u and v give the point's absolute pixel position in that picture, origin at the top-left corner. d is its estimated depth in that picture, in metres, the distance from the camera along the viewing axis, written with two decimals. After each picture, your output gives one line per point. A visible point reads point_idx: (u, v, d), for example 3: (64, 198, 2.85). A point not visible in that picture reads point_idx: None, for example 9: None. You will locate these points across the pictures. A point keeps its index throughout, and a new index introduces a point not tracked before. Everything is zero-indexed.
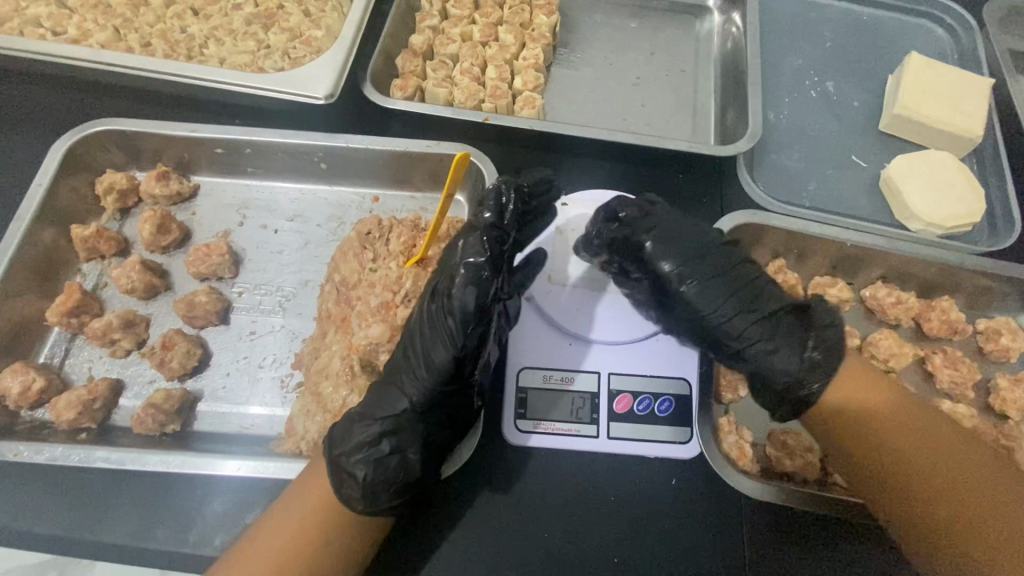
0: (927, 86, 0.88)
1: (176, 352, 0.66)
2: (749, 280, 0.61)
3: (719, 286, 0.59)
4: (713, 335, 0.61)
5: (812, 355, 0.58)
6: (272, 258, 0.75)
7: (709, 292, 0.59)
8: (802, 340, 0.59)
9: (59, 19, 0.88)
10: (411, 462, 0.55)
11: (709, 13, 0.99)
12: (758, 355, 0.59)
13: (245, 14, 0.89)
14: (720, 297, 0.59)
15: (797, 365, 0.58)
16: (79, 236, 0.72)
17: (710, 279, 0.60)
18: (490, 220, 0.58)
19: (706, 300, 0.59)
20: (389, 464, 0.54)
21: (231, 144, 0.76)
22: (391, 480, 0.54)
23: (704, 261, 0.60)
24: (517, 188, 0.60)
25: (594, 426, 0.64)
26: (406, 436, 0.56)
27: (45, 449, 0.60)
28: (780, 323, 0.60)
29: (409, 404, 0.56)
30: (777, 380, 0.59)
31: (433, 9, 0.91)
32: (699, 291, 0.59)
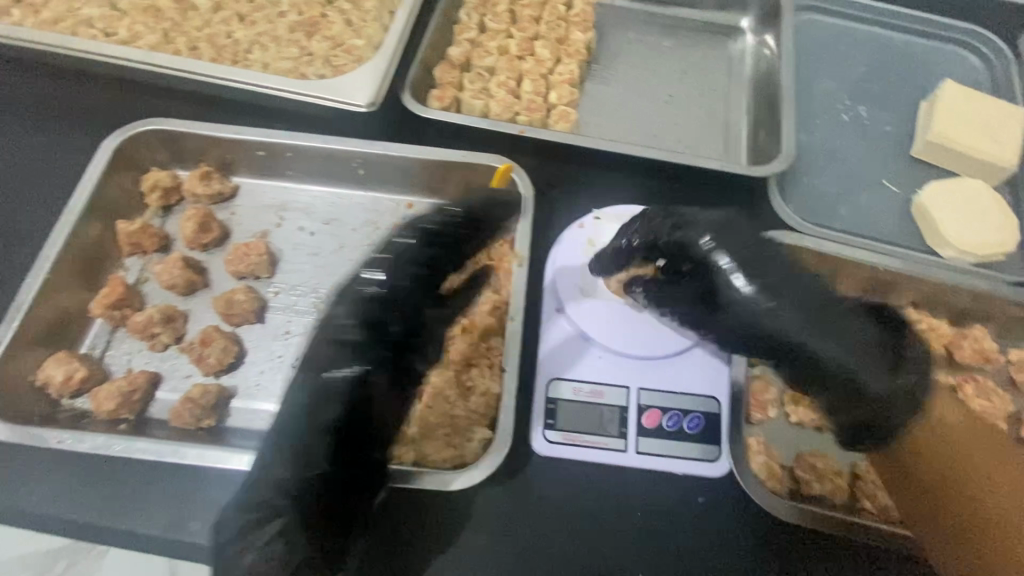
0: (960, 114, 0.88)
1: (213, 349, 0.68)
2: (818, 279, 0.59)
3: (774, 274, 0.58)
4: (779, 345, 0.58)
5: (903, 380, 0.57)
6: (308, 260, 0.77)
7: (762, 278, 0.58)
8: (892, 362, 0.58)
9: (111, 21, 0.91)
10: (275, 485, 0.56)
11: (742, 34, 1.00)
12: (843, 362, 0.57)
13: (290, 22, 0.92)
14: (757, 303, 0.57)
15: (887, 389, 0.56)
16: (125, 231, 0.74)
17: (776, 276, 0.58)
18: (412, 241, 0.70)
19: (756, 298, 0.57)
20: (282, 486, 0.56)
21: (273, 148, 0.78)
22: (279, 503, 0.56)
23: (762, 257, 0.59)
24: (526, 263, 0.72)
25: (622, 440, 0.64)
26: (315, 465, 0.56)
27: (88, 437, 0.62)
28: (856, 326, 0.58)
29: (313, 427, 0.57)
30: (864, 392, 0.56)
31: (472, 22, 0.93)
32: (760, 287, 0.57)
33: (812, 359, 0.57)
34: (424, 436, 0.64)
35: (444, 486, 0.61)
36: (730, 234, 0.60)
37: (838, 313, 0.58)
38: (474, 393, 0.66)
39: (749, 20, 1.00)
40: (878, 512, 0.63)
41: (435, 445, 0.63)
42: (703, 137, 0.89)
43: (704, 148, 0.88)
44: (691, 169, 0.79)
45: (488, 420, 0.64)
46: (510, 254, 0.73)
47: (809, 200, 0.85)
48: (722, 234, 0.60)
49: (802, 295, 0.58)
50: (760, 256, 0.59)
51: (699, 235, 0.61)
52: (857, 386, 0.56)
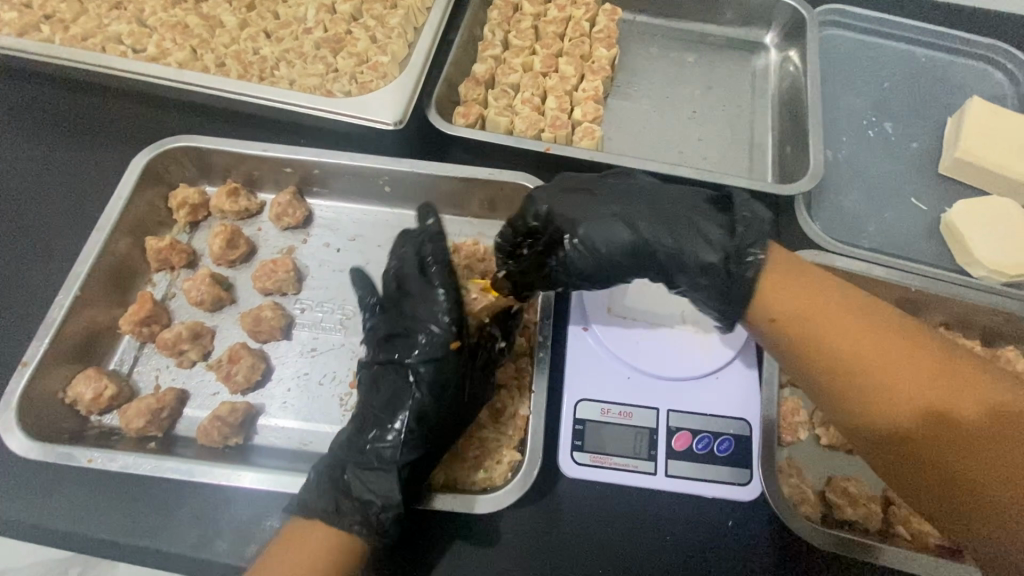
0: (988, 131, 0.87)
1: (241, 366, 0.68)
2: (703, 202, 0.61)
3: (675, 203, 0.60)
4: (728, 263, 0.56)
5: (743, 237, 0.57)
6: (334, 276, 0.77)
7: (681, 212, 0.60)
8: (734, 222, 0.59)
9: (140, 38, 0.91)
10: (393, 457, 0.59)
11: (765, 49, 1.00)
12: (744, 236, 0.57)
13: (316, 38, 0.92)
14: (618, 229, 0.59)
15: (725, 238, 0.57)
16: (153, 247, 0.74)
17: (665, 206, 0.60)
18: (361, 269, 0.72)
19: (696, 240, 0.57)
20: (382, 451, 0.59)
21: (300, 165, 0.79)
22: (386, 470, 0.58)
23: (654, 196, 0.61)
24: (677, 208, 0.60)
25: (652, 463, 0.64)
26: (426, 422, 0.60)
27: (117, 456, 0.61)
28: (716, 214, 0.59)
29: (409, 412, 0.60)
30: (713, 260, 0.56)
31: (496, 39, 0.93)
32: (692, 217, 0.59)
33: (733, 265, 0.55)
34: (457, 460, 0.64)
35: (467, 508, 0.60)
36: (614, 192, 0.61)
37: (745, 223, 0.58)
38: (506, 415, 0.66)
39: (773, 36, 0.99)
40: (913, 539, 0.62)
41: (467, 465, 0.64)
42: (728, 154, 0.89)
43: (729, 164, 0.88)
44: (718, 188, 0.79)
45: (516, 443, 0.65)
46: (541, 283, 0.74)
47: (836, 219, 0.85)
48: (565, 185, 0.63)
49: (706, 213, 0.59)
50: (637, 194, 0.61)
51: (654, 185, 0.63)
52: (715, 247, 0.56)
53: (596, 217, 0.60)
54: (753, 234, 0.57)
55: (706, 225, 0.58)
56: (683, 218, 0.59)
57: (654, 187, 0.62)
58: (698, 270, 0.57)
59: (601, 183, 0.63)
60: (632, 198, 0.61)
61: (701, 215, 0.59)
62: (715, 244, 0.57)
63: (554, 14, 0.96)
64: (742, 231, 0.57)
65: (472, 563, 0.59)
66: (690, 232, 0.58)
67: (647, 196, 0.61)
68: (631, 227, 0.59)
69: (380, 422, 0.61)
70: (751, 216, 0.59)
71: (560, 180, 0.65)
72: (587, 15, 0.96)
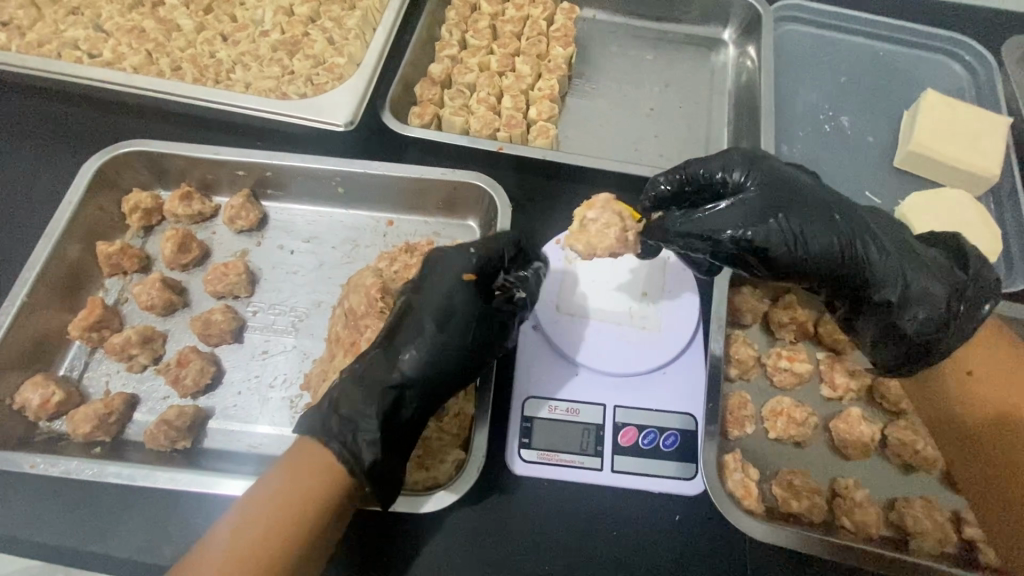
0: (942, 123, 0.88)
1: (190, 369, 0.68)
2: (921, 259, 0.59)
3: (881, 245, 0.58)
4: (922, 337, 0.56)
5: (956, 310, 0.56)
6: (287, 278, 0.77)
7: (895, 263, 0.58)
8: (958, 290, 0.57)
9: (95, 43, 0.91)
10: (385, 383, 0.58)
11: (724, 46, 1.00)
12: (958, 313, 0.56)
13: (272, 41, 0.92)
14: (828, 230, 0.57)
15: (942, 309, 0.56)
16: (104, 252, 0.74)
17: (880, 250, 0.58)
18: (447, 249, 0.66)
19: (914, 299, 0.57)
20: (395, 375, 0.58)
21: (253, 168, 0.79)
22: (388, 397, 0.57)
23: (858, 231, 0.58)
24: (886, 253, 0.58)
25: (598, 458, 0.64)
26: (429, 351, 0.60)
27: (60, 462, 0.62)
28: (939, 276, 0.58)
29: (416, 346, 0.60)
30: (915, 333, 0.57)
31: (453, 39, 0.93)
32: (904, 271, 0.57)
33: (930, 341, 0.56)
34: None
35: (416, 509, 0.60)
36: (814, 214, 0.58)
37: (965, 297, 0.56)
38: (449, 413, 0.67)
39: (731, 32, 1.00)
40: (856, 530, 0.63)
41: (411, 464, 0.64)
42: (685, 150, 0.89)
43: (685, 161, 0.88)
44: None
45: (461, 441, 0.66)
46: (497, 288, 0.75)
47: None
48: (778, 187, 0.59)
49: (917, 272, 0.58)
50: (839, 224, 0.58)
51: (862, 217, 0.60)
52: (921, 314, 0.56)
53: (814, 244, 0.57)
54: (973, 310, 0.56)
55: (917, 286, 0.57)
56: (896, 268, 0.57)
57: (869, 224, 0.59)
58: (903, 291, 0.57)
59: (817, 195, 0.60)
60: (845, 207, 0.60)
61: (912, 271, 0.58)
62: (920, 306, 0.56)
63: (512, 13, 0.96)
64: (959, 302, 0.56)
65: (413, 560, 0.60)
66: (914, 262, 0.58)
67: (857, 229, 0.58)
68: (843, 231, 0.58)
69: (396, 353, 0.60)
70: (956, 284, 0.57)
71: (775, 173, 0.61)
72: (545, 14, 0.96)
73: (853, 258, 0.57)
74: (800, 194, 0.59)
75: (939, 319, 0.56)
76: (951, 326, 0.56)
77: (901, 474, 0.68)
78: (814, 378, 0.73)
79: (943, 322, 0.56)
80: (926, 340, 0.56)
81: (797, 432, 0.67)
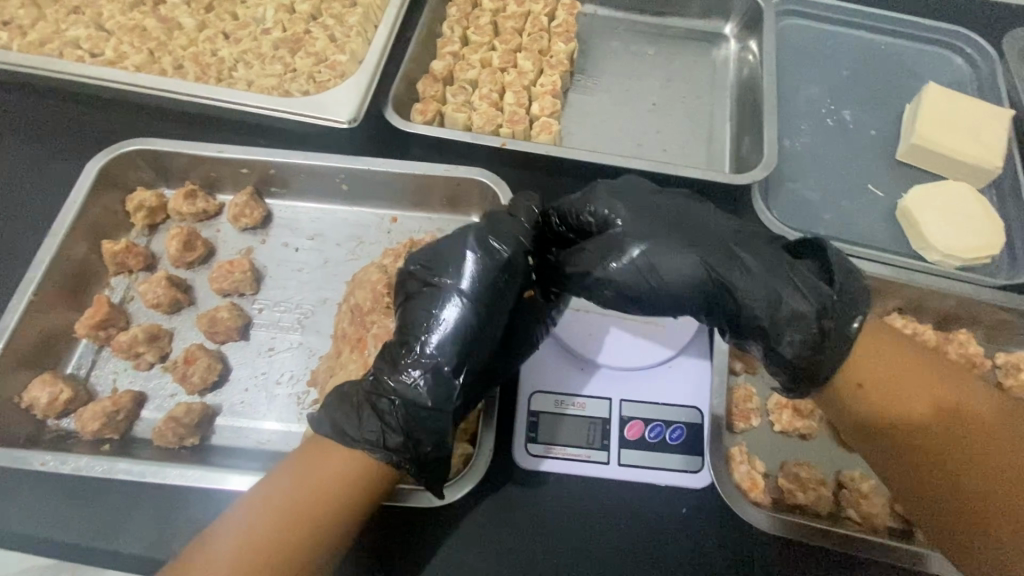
0: (944, 116, 0.88)
1: (197, 366, 0.68)
2: (787, 267, 0.59)
3: (743, 259, 0.59)
4: (812, 349, 0.56)
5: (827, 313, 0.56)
6: (292, 276, 0.77)
7: (760, 275, 0.58)
8: (824, 291, 0.57)
9: (97, 42, 0.91)
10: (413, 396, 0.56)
11: (726, 40, 1.00)
12: (831, 323, 0.56)
13: (274, 39, 0.92)
14: (682, 256, 0.59)
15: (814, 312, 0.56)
16: (109, 250, 0.75)
17: (747, 266, 0.59)
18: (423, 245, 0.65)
19: (790, 312, 0.57)
20: (447, 376, 0.57)
21: (256, 165, 0.79)
22: (441, 405, 0.56)
23: (729, 251, 0.59)
24: (757, 269, 0.59)
25: (605, 452, 0.65)
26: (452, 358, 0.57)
27: (70, 459, 0.61)
28: (808, 281, 0.58)
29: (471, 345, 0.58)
30: (798, 350, 0.57)
31: (455, 36, 0.93)
32: (770, 282, 0.58)
33: (820, 350, 0.56)
34: None
35: (430, 502, 0.61)
36: (670, 242, 0.59)
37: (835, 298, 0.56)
38: None
39: (732, 27, 1.00)
40: (863, 521, 0.63)
41: None
42: (687, 145, 0.89)
43: (687, 155, 0.89)
44: (674, 179, 0.78)
45: (468, 436, 0.65)
46: None
47: (793, 207, 0.85)
48: (635, 215, 0.61)
49: (787, 283, 0.58)
50: (697, 244, 0.60)
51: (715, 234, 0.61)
52: (801, 322, 0.57)
53: (679, 270, 0.59)
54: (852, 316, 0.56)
55: (794, 297, 0.57)
56: (760, 281, 0.58)
57: (734, 240, 0.61)
58: (772, 307, 0.57)
59: (640, 218, 0.61)
60: (710, 224, 0.62)
61: (767, 280, 0.58)
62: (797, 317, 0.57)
63: (513, 10, 0.96)
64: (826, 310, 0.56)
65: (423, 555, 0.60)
66: (769, 276, 0.58)
67: (712, 249, 0.59)
68: (701, 258, 0.59)
69: (443, 349, 0.57)
70: (815, 287, 0.58)
71: (633, 200, 0.63)
72: (547, 10, 0.96)
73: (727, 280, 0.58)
74: (640, 222, 0.61)
75: (820, 331, 0.56)
76: (825, 333, 0.56)
77: None
78: None
79: (820, 335, 0.56)
80: (812, 353, 0.56)
81: (803, 425, 0.67)
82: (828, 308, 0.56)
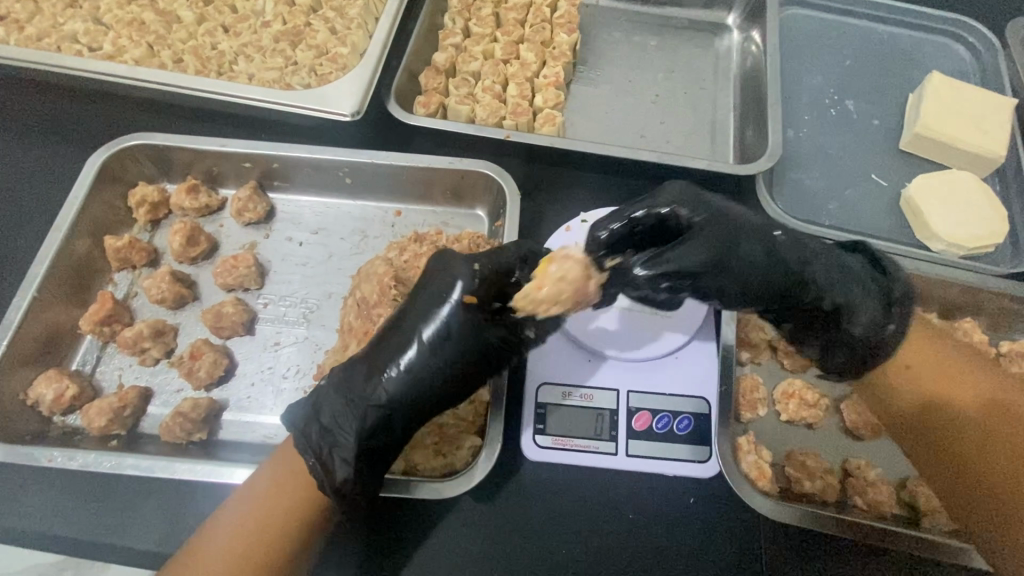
0: (947, 105, 0.88)
1: (203, 362, 0.68)
2: (849, 265, 0.64)
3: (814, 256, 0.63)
4: (873, 340, 0.63)
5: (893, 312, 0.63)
6: (297, 270, 0.77)
7: (829, 274, 0.63)
8: (881, 290, 0.64)
9: (95, 36, 0.90)
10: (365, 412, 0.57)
11: (728, 31, 1.00)
12: (892, 317, 0.63)
13: (274, 32, 0.91)
14: (776, 258, 0.61)
15: (880, 310, 0.63)
16: (113, 246, 0.74)
17: (818, 264, 0.62)
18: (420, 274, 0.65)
19: (860, 309, 0.63)
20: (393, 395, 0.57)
21: (259, 159, 0.78)
22: (357, 408, 0.57)
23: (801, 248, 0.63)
24: (827, 268, 0.63)
25: (612, 443, 0.65)
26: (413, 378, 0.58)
27: (77, 455, 0.61)
28: (866, 280, 0.65)
29: (402, 364, 0.58)
30: (863, 341, 0.63)
31: (456, 27, 0.93)
32: (835, 280, 0.63)
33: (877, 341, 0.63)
34: (418, 447, 0.65)
35: (439, 495, 0.60)
36: (751, 240, 0.60)
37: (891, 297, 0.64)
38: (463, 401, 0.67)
39: (735, 17, 0.99)
40: (869, 509, 0.63)
41: (425, 451, 0.64)
42: (691, 137, 0.89)
43: (691, 146, 0.88)
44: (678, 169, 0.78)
45: (476, 428, 0.66)
46: None
47: (797, 197, 0.85)
48: (710, 212, 0.61)
49: (850, 281, 0.64)
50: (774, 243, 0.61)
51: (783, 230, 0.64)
52: (864, 316, 0.63)
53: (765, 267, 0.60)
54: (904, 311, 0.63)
55: (856, 294, 0.63)
56: (830, 278, 0.63)
57: (803, 238, 0.65)
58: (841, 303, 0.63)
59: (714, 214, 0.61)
60: (783, 226, 0.65)
61: (834, 277, 0.63)
62: (862, 314, 0.63)
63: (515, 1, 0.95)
64: (894, 307, 0.63)
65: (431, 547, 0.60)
66: (843, 274, 0.63)
67: (791, 247, 0.62)
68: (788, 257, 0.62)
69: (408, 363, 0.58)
70: (873, 286, 0.64)
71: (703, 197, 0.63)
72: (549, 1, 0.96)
73: (804, 276, 0.62)
74: (715, 219, 0.61)
75: (881, 326, 0.63)
76: (886, 327, 0.63)
77: None
78: None
79: (880, 327, 0.63)
80: (873, 343, 0.63)
81: (809, 414, 0.67)
82: (887, 305, 0.63)
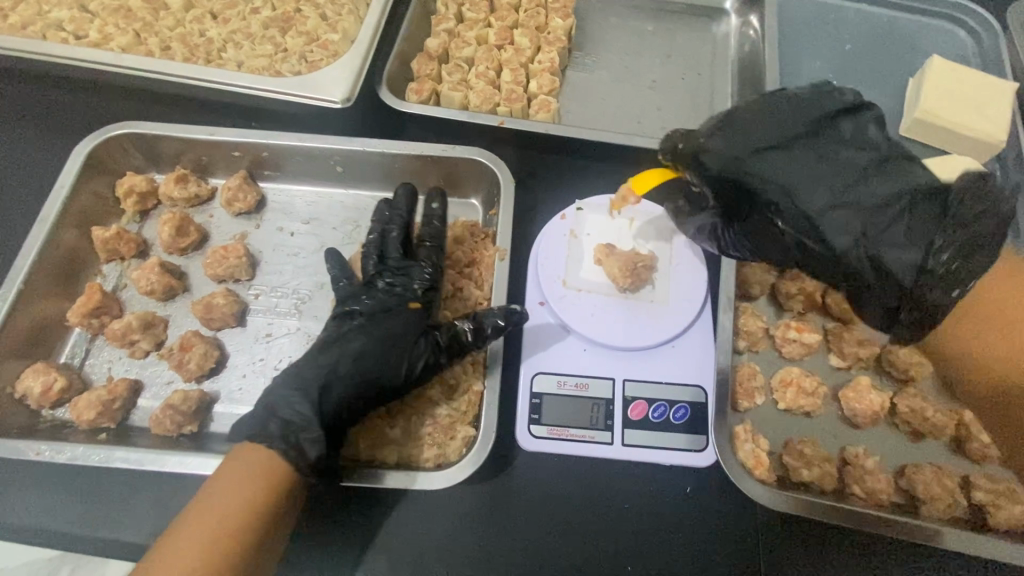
0: (948, 89, 0.86)
1: (194, 353, 0.67)
2: (894, 193, 0.54)
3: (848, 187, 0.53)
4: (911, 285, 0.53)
5: (940, 250, 0.53)
6: (288, 261, 0.76)
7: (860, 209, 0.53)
8: (939, 229, 0.53)
9: (81, 23, 0.89)
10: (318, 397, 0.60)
11: (726, 15, 0.98)
12: (954, 265, 0.53)
13: (263, 18, 0.90)
14: (806, 185, 0.53)
15: (922, 255, 0.53)
16: (100, 237, 0.73)
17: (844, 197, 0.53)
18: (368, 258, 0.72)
19: (899, 247, 0.53)
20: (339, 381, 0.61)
21: (249, 148, 0.77)
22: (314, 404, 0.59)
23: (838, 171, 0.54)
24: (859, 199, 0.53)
25: (608, 433, 0.64)
26: (359, 368, 0.62)
27: (66, 449, 0.61)
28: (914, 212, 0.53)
29: (350, 350, 0.63)
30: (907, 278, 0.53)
31: (449, 13, 0.91)
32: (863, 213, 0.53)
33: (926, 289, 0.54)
34: (411, 438, 0.64)
35: (433, 485, 0.60)
36: (781, 167, 0.54)
37: (945, 224, 0.53)
38: (460, 391, 0.67)
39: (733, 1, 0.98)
40: (867, 497, 0.63)
41: (421, 442, 0.64)
42: (688, 123, 0.88)
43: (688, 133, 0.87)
44: None
45: (472, 419, 0.65)
46: (490, 247, 0.76)
47: None
48: (733, 136, 0.55)
49: (892, 215, 0.53)
50: (801, 167, 0.54)
51: (808, 155, 0.54)
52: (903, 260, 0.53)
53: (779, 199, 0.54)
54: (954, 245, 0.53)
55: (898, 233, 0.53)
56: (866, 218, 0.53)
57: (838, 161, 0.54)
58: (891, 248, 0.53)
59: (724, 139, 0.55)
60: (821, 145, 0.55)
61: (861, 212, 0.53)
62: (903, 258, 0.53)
63: None
64: (947, 252, 0.53)
65: (427, 539, 0.59)
66: (873, 210, 0.53)
67: (823, 174, 0.53)
68: (809, 186, 0.53)
69: (358, 352, 0.63)
70: (915, 220, 0.53)
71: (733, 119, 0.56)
72: None
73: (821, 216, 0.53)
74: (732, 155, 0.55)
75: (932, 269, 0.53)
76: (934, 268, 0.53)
77: (910, 441, 0.68)
78: (822, 348, 0.72)
79: (943, 274, 0.53)
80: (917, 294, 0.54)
81: (807, 402, 0.66)
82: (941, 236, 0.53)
